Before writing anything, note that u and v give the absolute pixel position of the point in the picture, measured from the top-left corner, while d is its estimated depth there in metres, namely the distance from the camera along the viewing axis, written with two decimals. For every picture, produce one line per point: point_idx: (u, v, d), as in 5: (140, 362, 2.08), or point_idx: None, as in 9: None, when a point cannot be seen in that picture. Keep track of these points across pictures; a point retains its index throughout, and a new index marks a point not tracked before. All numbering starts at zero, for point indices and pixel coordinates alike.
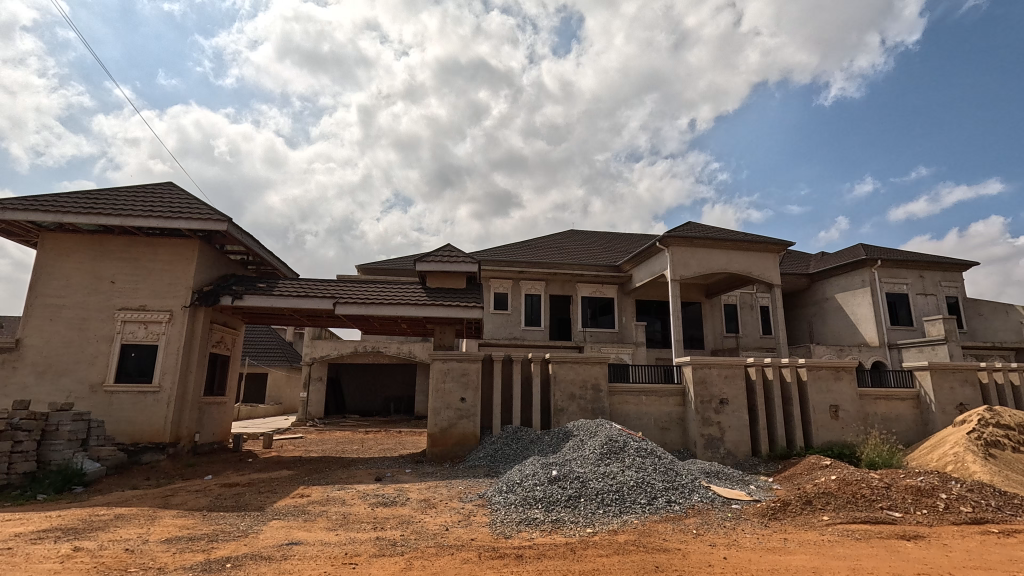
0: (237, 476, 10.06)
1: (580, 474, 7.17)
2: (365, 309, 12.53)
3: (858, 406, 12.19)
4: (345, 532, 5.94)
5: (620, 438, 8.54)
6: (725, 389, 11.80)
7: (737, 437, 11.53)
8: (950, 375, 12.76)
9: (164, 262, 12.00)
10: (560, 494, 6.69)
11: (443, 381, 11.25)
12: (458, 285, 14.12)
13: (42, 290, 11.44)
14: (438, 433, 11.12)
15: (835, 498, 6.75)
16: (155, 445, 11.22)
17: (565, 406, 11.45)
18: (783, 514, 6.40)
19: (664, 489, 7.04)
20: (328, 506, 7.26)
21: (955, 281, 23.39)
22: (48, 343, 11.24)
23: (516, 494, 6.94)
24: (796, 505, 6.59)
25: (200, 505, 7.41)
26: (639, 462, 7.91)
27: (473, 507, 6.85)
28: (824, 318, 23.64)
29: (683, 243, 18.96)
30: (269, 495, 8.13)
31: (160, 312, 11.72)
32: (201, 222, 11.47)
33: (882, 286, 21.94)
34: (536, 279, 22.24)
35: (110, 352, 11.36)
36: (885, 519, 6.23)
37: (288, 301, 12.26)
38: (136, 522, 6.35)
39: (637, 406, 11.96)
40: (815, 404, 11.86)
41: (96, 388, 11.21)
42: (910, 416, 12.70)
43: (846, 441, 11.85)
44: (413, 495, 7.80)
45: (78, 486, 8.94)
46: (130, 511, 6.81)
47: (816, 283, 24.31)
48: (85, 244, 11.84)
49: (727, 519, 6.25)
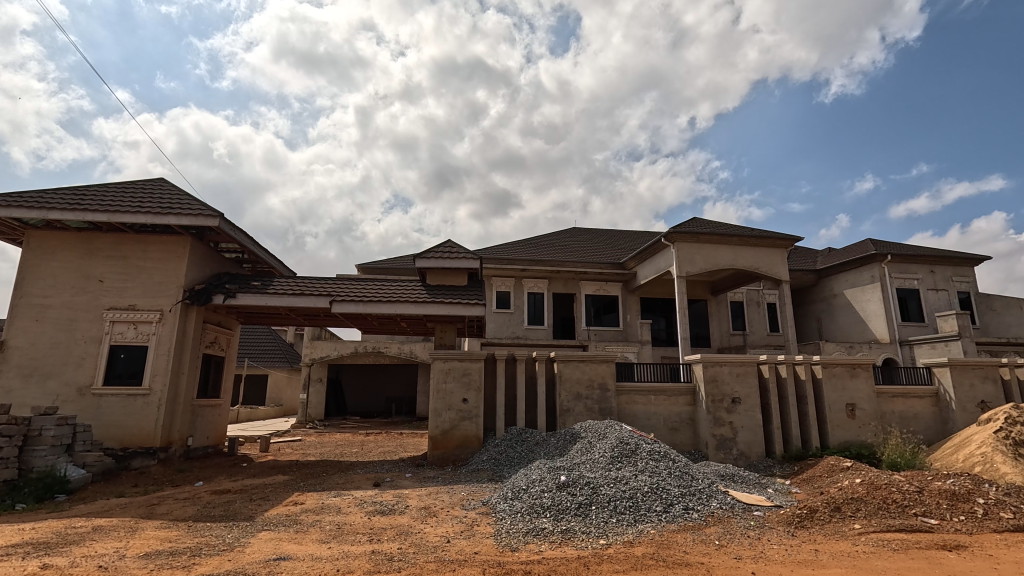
0: (229, 482, 9.61)
1: (591, 480, 6.71)
2: (362, 307, 12.08)
3: (876, 405, 11.73)
4: (338, 545, 5.50)
5: (632, 440, 8.10)
6: (737, 387, 11.36)
7: (750, 438, 11.09)
8: (970, 372, 12.29)
9: (154, 259, 11.58)
10: (570, 502, 6.24)
11: (445, 381, 10.81)
12: (459, 282, 13.66)
13: (28, 290, 11.03)
14: (439, 435, 10.66)
15: (866, 504, 6.24)
16: (145, 451, 10.78)
17: (571, 406, 11.01)
18: (810, 522, 5.91)
19: (681, 496, 6.56)
20: (322, 516, 6.81)
21: (967, 276, 22.91)
22: (34, 344, 10.82)
23: (521, 502, 6.48)
24: (824, 512, 6.09)
25: (187, 515, 6.95)
26: (653, 466, 7.45)
27: (477, 516, 6.40)
28: (832, 315, 23.18)
29: (690, 238, 18.52)
30: (261, 503, 7.69)
31: (151, 312, 11.29)
32: (191, 218, 11.04)
33: (891, 281, 21.51)
34: (539, 276, 21.80)
35: (98, 354, 10.94)
36: (922, 527, 5.75)
37: (283, 299, 11.84)
38: (115, 535, 5.90)
39: (646, 406, 11.54)
40: (832, 404, 11.40)
41: (84, 390, 10.79)
42: (929, 415, 12.25)
43: (864, 441, 11.38)
44: (413, 502, 7.36)
45: (60, 494, 8.45)
46: (110, 523, 6.34)
47: (824, 279, 23.85)
48: (73, 242, 11.42)
49: (750, 528, 5.79)
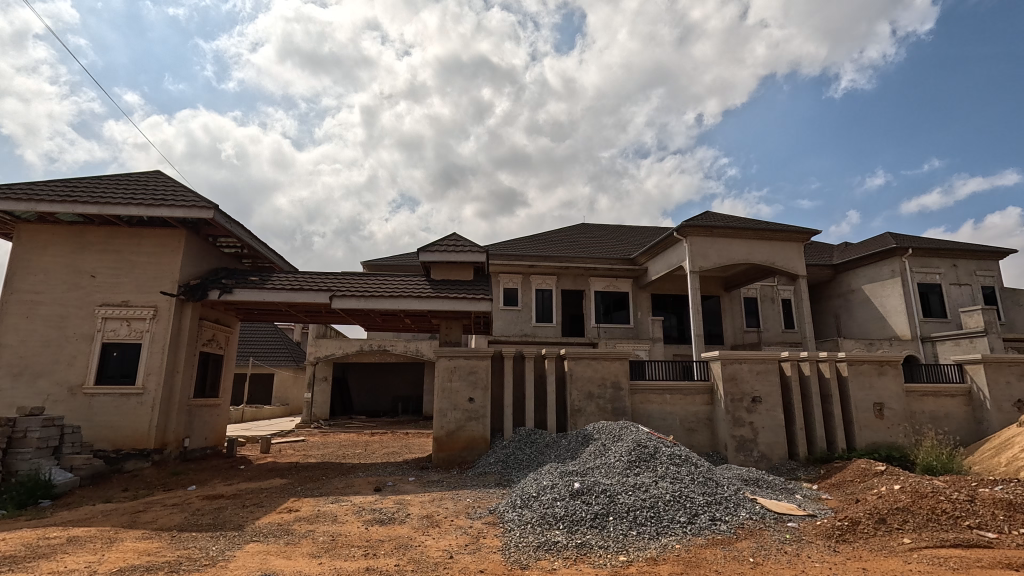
0: (223, 486, 9.13)
1: (607, 487, 6.15)
2: (363, 302, 11.58)
3: (906, 404, 11.08)
4: (330, 561, 4.98)
5: (650, 443, 7.56)
6: (758, 386, 10.74)
7: (773, 439, 10.48)
8: (1006, 369, 11.62)
9: (149, 253, 11.15)
10: (585, 513, 5.68)
11: (450, 380, 10.29)
12: (464, 276, 13.12)
13: (19, 286, 10.63)
14: (445, 436, 10.11)
15: (913, 515, 5.63)
16: (139, 452, 10.35)
17: (582, 406, 10.44)
18: (853, 536, 5.33)
19: (706, 505, 5.98)
20: (316, 525, 6.32)
21: (992, 270, 22.09)
22: (24, 342, 10.43)
23: (532, 511, 5.93)
24: (868, 525, 5.49)
25: (172, 524, 6.47)
26: (673, 471, 6.88)
27: (483, 527, 5.88)
28: (851, 311, 22.46)
29: (702, 232, 17.87)
30: (254, 509, 7.23)
31: (144, 308, 10.86)
32: (185, 209, 10.58)
33: (912, 276, 20.76)
34: (547, 273, 21.23)
35: (90, 352, 10.53)
36: (980, 542, 5.13)
37: (281, 294, 11.37)
38: (90, 547, 5.43)
39: (661, 406, 10.98)
40: (858, 403, 10.77)
41: (75, 390, 10.38)
42: (962, 415, 11.59)
43: (894, 442, 10.75)
44: (414, 510, 6.83)
45: (44, 500, 7.97)
46: (87, 533, 5.87)
47: (841, 275, 23.12)
48: (64, 236, 11.01)
49: (786, 543, 5.22)
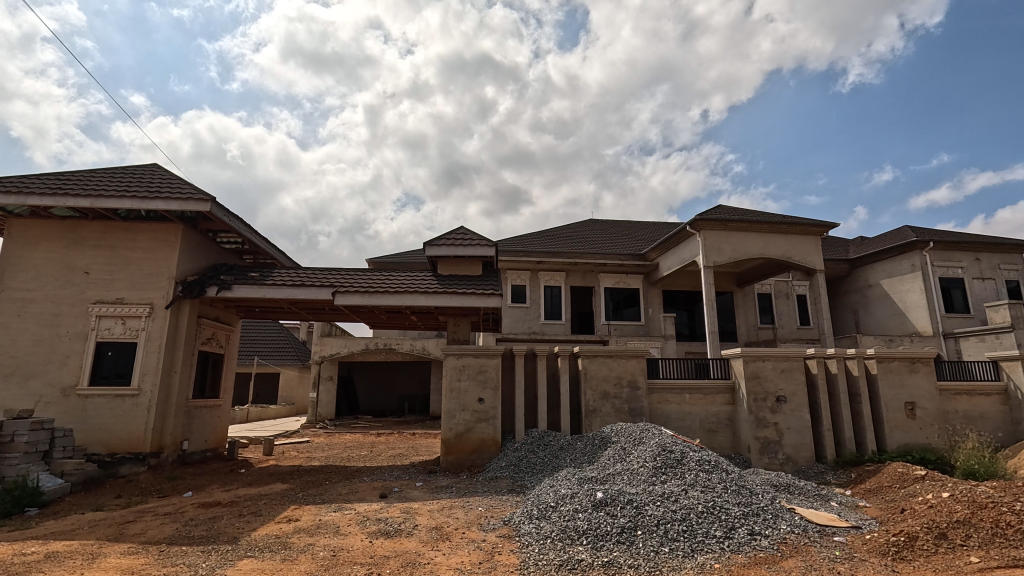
0: (221, 492, 8.67)
1: (633, 497, 5.62)
2: (366, 298, 11.10)
3: (939, 404, 10.48)
4: None
5: (676, 447, 7.04)
6: (782, 385, 10.17)
7: (799, 440, 9.92)
8: None
9: (144, 248, 10.71)
10: (611, 526, 5.16)
11: (458, 380, 9.79)
12: (473, 271, 12.60)
13: (9, 283, 10.22)
14: (453, 439, 9.61)
15: (976, 530, 5.09)
16: (135, 456, 9.93)
17: (598, 406, 9.91)
18: (912, 554, 4.79)
19: (742, 517, 5.45)
20: (316, 537, 5.83)
21: (1016, 263, 21.37)
22: (15, 342, 10.01)
23: (551, 524, 5.42)
24: (927, 541, 4.96)
25: (163, 536, 6.03)
26: (703, 478, 6.34)
27: (498, 541, 5.37)
28: (869, 307, 21.79)
29: (716, 226, 17.28)
30: (250, 519, 6.76)
31: (139, 306, 10.42)
32: (181, 202, 10.11)
33: (933, 270, 20.08)
34: (556, 269, 20.68)
35: (84, 352, 10.12)
36: None
37: (281, 291, 10.91)
38: (70, 563, 4.98)
39: (680, 406, 10.46)
40: (889, 402, 10.19)
41: (69, 391, 9.97)
42: (998, 414, 10.98)
43: (927, 444, 10.17)
44: (423, 520, 6.33)
45: (31, 508, 7.54)
46: (67, 548, 5.41)
47: (858, 270, 22.46)
48: (56, 231, 10.59)
49: (838, 561, 4.68)
